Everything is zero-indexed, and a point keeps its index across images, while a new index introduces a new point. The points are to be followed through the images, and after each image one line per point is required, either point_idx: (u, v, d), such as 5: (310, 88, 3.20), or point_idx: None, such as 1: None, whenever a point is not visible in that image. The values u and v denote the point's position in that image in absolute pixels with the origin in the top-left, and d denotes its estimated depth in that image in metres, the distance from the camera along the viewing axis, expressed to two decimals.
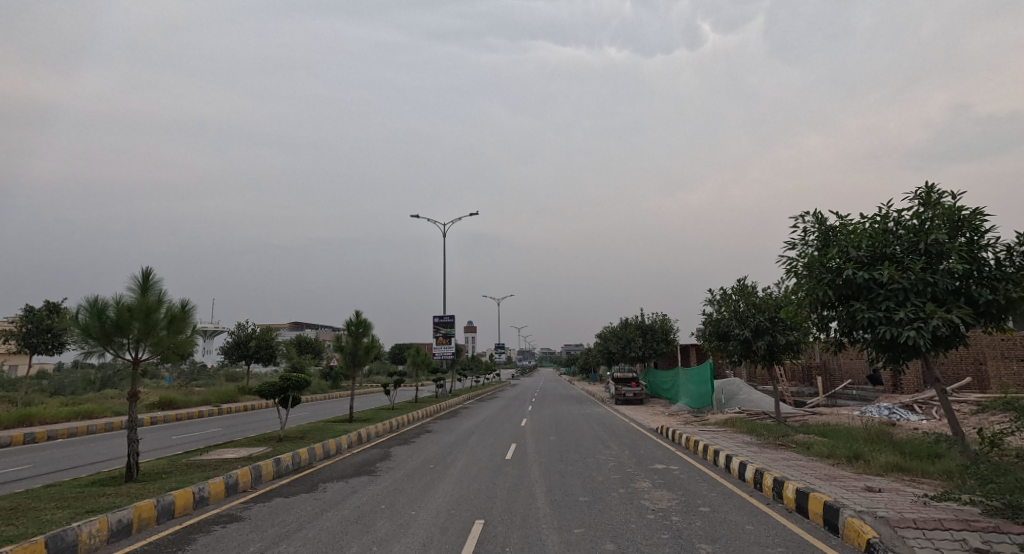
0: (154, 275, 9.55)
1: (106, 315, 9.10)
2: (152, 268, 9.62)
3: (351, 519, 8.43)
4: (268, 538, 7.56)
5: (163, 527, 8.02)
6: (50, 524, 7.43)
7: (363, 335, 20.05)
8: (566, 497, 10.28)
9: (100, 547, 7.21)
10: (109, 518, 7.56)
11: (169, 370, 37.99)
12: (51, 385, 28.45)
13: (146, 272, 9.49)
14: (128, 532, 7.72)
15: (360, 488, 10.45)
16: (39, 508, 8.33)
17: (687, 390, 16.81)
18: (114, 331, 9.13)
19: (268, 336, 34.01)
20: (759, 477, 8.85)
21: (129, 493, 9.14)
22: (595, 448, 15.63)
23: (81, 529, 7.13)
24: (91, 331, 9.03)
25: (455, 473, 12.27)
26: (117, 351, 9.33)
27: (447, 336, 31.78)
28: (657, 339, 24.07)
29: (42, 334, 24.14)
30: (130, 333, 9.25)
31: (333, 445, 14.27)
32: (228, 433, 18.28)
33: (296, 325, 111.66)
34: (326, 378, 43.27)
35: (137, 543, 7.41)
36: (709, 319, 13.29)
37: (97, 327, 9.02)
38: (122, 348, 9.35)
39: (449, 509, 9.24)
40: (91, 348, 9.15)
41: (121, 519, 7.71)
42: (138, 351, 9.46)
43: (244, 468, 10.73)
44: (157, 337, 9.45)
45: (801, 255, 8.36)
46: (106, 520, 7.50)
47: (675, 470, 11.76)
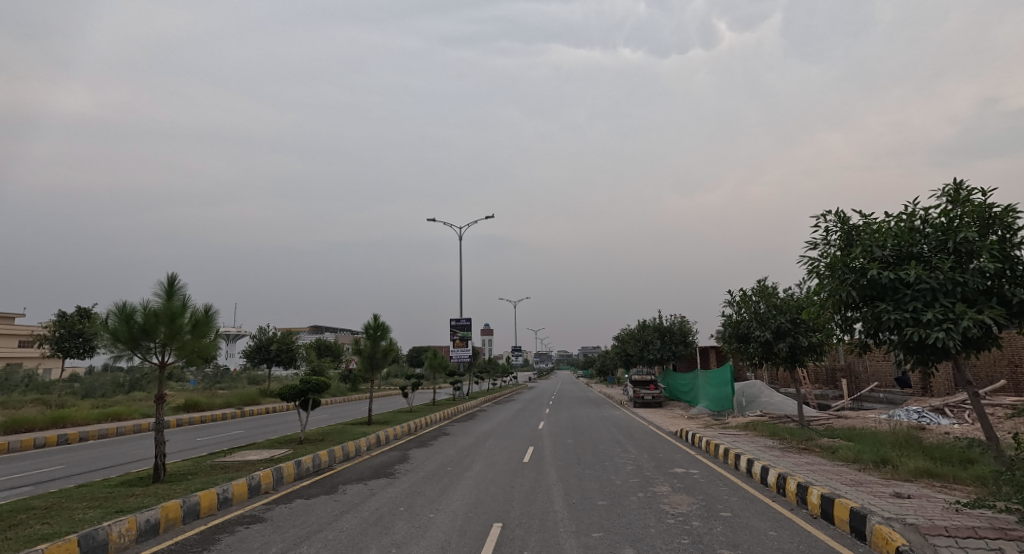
0: (179, 280, 9.67)
1: (134, 319, 9.24)
2: (177, 273, 9.75)
3: (371, 521, 8.44)
4: (290, 538, 7.61)
5: (189, 527, 8.11)
6: (82, 522, 7.57)
7: (381, 338, 20.15)
8: (584, 501, 10.20)
9: (129, 547, 7.29)
10: (137, 518, 7.65)
11: (194, 373, 38.58)
12: (81, 387, 29.08)
13: (171, 277, 9.63)
14: (155, 532, 7.81)
15: (379, 491, 10.46)
16: (72, 507, 8.49)
17: (707, 393, 16.54)
18: (141, 335, 9.27)
19: (289, 339, 34.37)
20: (782, 481, 8.69)
21: (157, 493, 9.27)
22: (613, 451, 15.50)
23: (111, 528, 7.22)
24: (120, 336, 9.18)
25: (473, 476, 12.25)
26: (144, 355, 9.47)
27: (464, 338, 31.80)
28: (676, 341, 23.81)
29: (73, 339, 24.63)
30: (157, 337, 9.39)
31: (352, 448, 14.33)
32: (250, 435, 18.56)
33: (316, 327, 112.80)
34: (344, 381, 43.57)
35: (164, 543, 7.48)
36: (728, 321, 13.07)
37: (125, 331, 9.16)
38: (149, 352, 9.49)
39: (467, 512, 9.20)
40: (119, 351, 9.29)
41: (149, 518, 7.80)
42: (165, 355, 9.59)
43: (266, 470, 10.81)
44: (182, 341, 9.55)
45: (824, 255, 8.19)
46: (135, 520, 7.59)
47: (695, 474, 11.61)
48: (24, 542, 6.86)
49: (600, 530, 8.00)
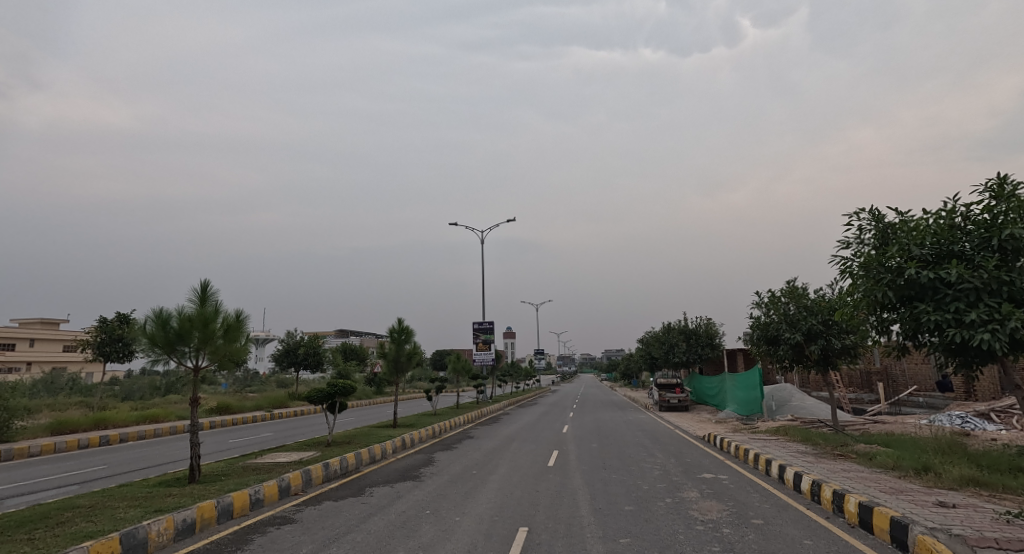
0: (212, 286, 9.80)
1: (170, 324, 9.40)
2: (210, 279, 9.87)
3: (398, 524, 8.41)
4: (319, 540, 7.61)
5: (223, 527, 8.19)
6: (123, 521, 7.70)
7: (405, 341, 20.21)
8: (611, 506, 10.05)
9: (167, 546, 7.39)
10: (175, 517, 7.75)
11: (226, 377, 39.30)
12: (120, 390, 29.79)
13: (204, 283, 9.76)
14: (192, 531, 7.91)
15: (405, 494, 10.44)
16: (113, 507, 8.64)
17: (735, 396, 16.24)
18: (176, 340, 9.41)
19: (316, 343, 34.77)
20: (816, 488, 8.42)
21: (192, 493, 9.39)
22: (639, 456, 15.28)
23: (150, 527, 7.33)
24: (157, 340, 9.33)
25: (498, 479, 12.16)
26: (179, 359, 9.61)
27: (487, 341, 31.76)
28: (702, 344, 23.47)
29: (113, 343, 25.25)
30: (191, 342, 9.52)
31: (379, 450, 14.38)
32: (280, 437, 18.74)
33: (340, 332, 114.15)
34: (369, 384, 43.91)
35: (200, 542, 7.56)
36: (756, 323, 12.77)
37: (162, 336, 9.30)
38: (184, 357, 9.63)
39: (492, 516, 9.11)
40: (156, 356, 9.45)
41: (185, 518, 7.89)
42: (199, 359, 9.73)
43: (295, 472, 10.88)
44: (215, 346, 9.67)
45: (857, 255, 7.94)
46: (172, 519, 7.69)
47: (725, 479, 11.35)
48: (70, 540, 7.00)
49: (635, 536, 7.82)
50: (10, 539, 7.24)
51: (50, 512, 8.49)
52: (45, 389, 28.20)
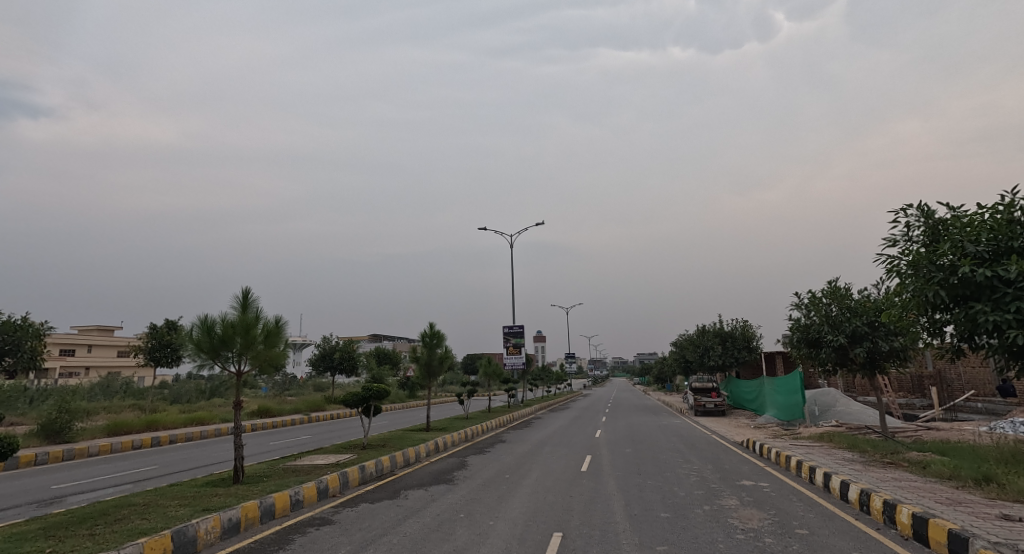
0: (253, 293, 9.95)
1: (215, 330, 9.59)
2: (251, 286, 10.03)
3: (433, 527, 8.37)
4: (357, 541, 7.61)
5: (267, 527, 8.30)
6: (174, 519, 7.86)
7: (437, 346, 20.26)
8: (646, 513, 9.81)
9: (215, 543, 7.53)
10: (222, 516, 7.90)
11: (266, 381, 40.23)
12: (168, 393, 30.77)
13: (245, 290, 9.91)
14: (237, 530, 8.03)
15: (439, 497, 10.39)
16: (165, 504, 8.84)
17: (774, 401, 15.73)
18: (220, 345, 9.58)
19: (351, 347, 35.20)
20: (865, 498, 8.05)
21: (237, 493, 9.53)
22: (675, 461, 14.93)
23: (199, 526, 7.50)
24: (202, 346, 9.53)
25: (531, 484, 12.03)
26: (223, 365, 9.79)
27: (518, 345, 31.64)
28: (738, 347, 22.88)
29: (162, 349, 26.03)
30: (234, 347, 9.69)
31: (413, 454, 14.42)
32: (319, 439, 18.98)
33: (374, 336, 115.67)
34: (403, 388, 44.26)
35: (244, 541, 7.66)
36: (796, 325, 12.35)
37: (207, 341, 9.50)
38: (227, 362, 9.80)
39: (526, 521, 8.99)
40: (201, 361, 9.66)
41: (231, 517, 8.03)
42: (241, 364, 9.89)
43: (333, 474, 10.96)
44: (255, 351, 9.82)
45: (905, 253, 7.58)
46: (219, 518, 7.83)
47: (765, 487, 10.99)
48: (126, 536, 7.18)
49: (684, 543, 7.58)
50: (72, 534, 7.46)
51: (107, 509, 8.72)
52: (100, 392, 29.33)
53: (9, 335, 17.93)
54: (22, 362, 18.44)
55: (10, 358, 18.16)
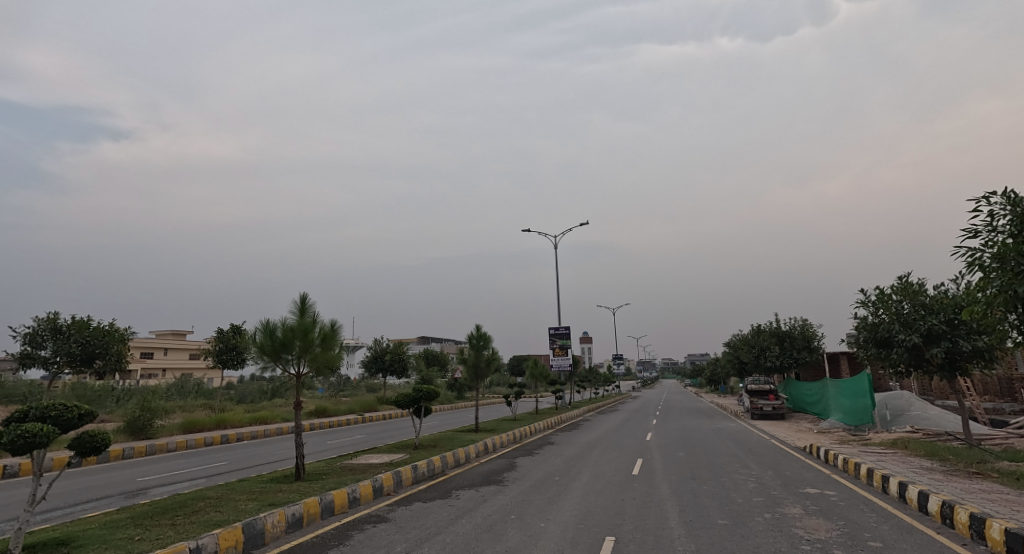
0: (309, 298, 10.10)
1: (276, 333, 9.80)
2: (307, 292, 10.18)
3: (484, 527, 8.24)
4: (412, 539, 7.58)
5: (328, 523, 8.39)
6: (244, 512, 8.05)
7: (484, 347, 20.24)
8: (703, 519, 9.42)
9: (281, 537, 7.68)
10: (286, 511, 8.06)
11: (323, 382, 41.34)
12: (235, 393, 32.02)
13: (302, 295, 10.08)
14: (300, 525, 8.17)
15: (490, 498, 10.27)
16: (235, 498, 9.07)
17: (839, 404, 14.88)
18: (281, 348, 9.78)
19: (401, 349, 35.69)
20: (949, 510, 7.44)
21: (299, 489, 9.69)
22: (733, 467, 14.34)
23: (266, 519, 7.67)
24: (265, 349, 9.75)
25: (581, 487, 11.78)
26: (284, 367, 9.97)
27: (564, 347, 31.32)
28: (797, 347, 21.85)
29: (229, 352, 27.02)
30: (294, 350, 9.86)
31: (463, 454, 14.40)
32: (374, 439, 19.21)
33: (422, 338, 117.44)
34: (451, 389, 44.63)
35: (308, 535, 7.77)
36: (863, 324, 11.66)
37: (270, 345, 9.71)
38: (288, 364, 9.99)
39: (578, 524, 8.75)
40: (264, 364, 9.87)
41: (295, 512, 8.18)
42: (300, 367, 10.05)
43: (387, 473, 11.02)
44: (313, 354, 9.96)
45: (988, 244, 6.98)
46: (283, 512, 7.99)
47: (832, 495, 10.37)
48: (202, 527, 7.39)
49: (762, 552, 7.19)
50: (156, 523, 7.73)
51: (184, 501, 9.02)
52: (176, 392, 30.86)
53: (99, 339, 18.95)
54: (110, 364, 19.49)
55: (99, 361, 19.22)
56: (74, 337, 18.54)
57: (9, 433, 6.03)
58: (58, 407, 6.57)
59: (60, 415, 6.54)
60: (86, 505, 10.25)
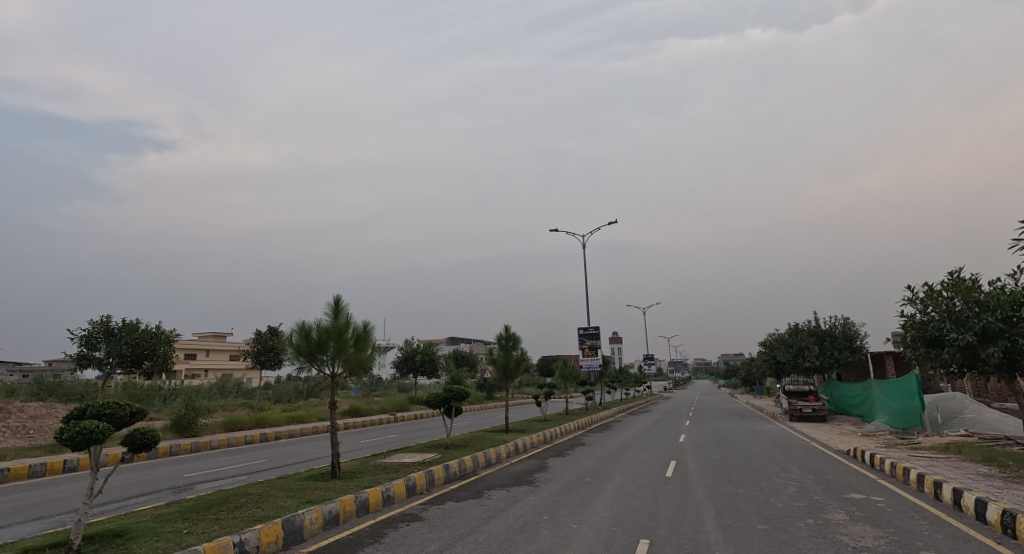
0: (343, 300, 10.14)
1: (311, 334, 9.85)
2: (341, 293, 10.22)
3: (517, 528, 8.10)
4: (445, 538, 7.49)
5: (363, 521, 8.38)
6: (283, 508, 8.10)
7: (513, 348, 20.11)
8: (741, 524, 9.11)
9: (319, 533, 7.69)
10: (323, 508, 8.08)
11: (356, 383, 41.82)
12: (273, 393, 32.64)
13: (336, 297, 10.12)
14: (337, 522, 8.16)
15: (522, 499, 10.12)
16: (275, 495, 9.15)
17: (885, 406, 14.29)
18: (317, 349, 9.83)
19: (431, 350, 35.83)
20: (1010, 520, 7.02)
21: (335, 487, 9.74)
22: (772, 470, 13.90)
23: (304, 516, 7.68)
24: (301, 350, 9.81)
25: (613, 488, 11.54)
26: (319, 368, 10.02)
27: (594, 347, 30.96)
28: (839, 347, 21.09)
29: (267, 353, 27.49)
30: (328, 351, 9.89)
31: (494, 454, 14.31)
32: (406, 439, 19.29)
33: (451, 339, 118.08)
34: (481, 389, 44.69)
35: (344, 532, 7.77)
36: (911, 322, 11.15)
37: (305, 346, 9.78)
38: (323, 365, 10.02)
39: (611, 526, 8.55)
40: (300, 364, 9.92)
41: (332, 509, 8.18)
42: (335, 367, 10.09)
43: (419, 472, 10.98)
44: (347, 355, 9.98)
45: None
46: (320, 509, 8.01)
47: (880, 502, 9.91)
48: (245, 522, 7.45)
49: None
50: (201, 517, 7.83)
51: (228, 497, 9.14)
52: (217, 392, 31.66)
53: (147, 342, 19.44)
54: (158, 365, 20.02)
55: (148, 362, 19.75)
56: (124, 339, 19.10)
57: (68, 429, 6.19)
58: (112, 406, 6.69)
59: (114, 414, 6.65)
60: (137, 498, 10.50)
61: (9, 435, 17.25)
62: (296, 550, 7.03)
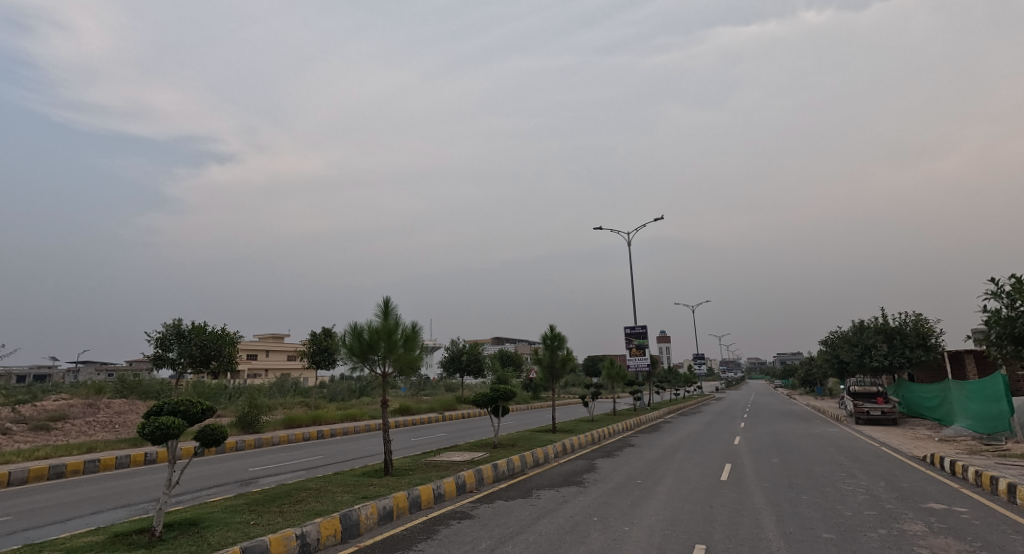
0: (392, 302, 10.12)
1: (363, 335, 9.87)
2: (389, 295, 10.21)
3: (567, 528, 7.84)
4: (496, 537, 7.31)
5: (416, 517, 8.30)
6: (340, 503, 8.12)
7: (558, 347, 19.82)
8: (806, 532, 8.56)
9: (375, 529, 7.65)
10: (378, 503, 8.03)
11: (405, 382, 42.40)
12: (328, 391, 33.43)
13: (385, 299, 10.10)
14: (391, 518, 8.11)
15: (571, 499, 9.85)
16: (333, 490, 9.18)
17: (967, 409, 13.30)
18: (369, 349, 9.84)
19: (477, 350, 35.90)
20: None
21: (389, 484, 9.71)
22: (838, 475, 13.12)
23: (360, 511, 7.65)
24: (353, 350, 9.84)
25: (666, 491, 11.10)
26: (371, 367, 10.03)
27: (641, 346, 30.28)
28: (910, 345, 19.84)
29: (321, 353, 28.11)
30: (379, 351, 9.89)
31: (542, 453, 14.07)
32: (453, 438, 19.27)
33: (497, 339, 118.52)
34: (527, 389, 44.50)
35: (398, 528, 7.70)
36: (996, 318, 10.28)
37: (358, 346, 9.80)
38: (374, 365, 10.03)
39: (665, 529, 8.18)
40: (352, 364, 9.95)
41: (385, 505, 8.13)
42: (385, 367, 10.08)
43: (468, 470, 10.85)
44: (397, 355, 9.96)
45: None
46: (375, 505, 7.97)
47: (964, 513, 9.14)
48: (305, 515, 7.48)
49: None
50: (265, 509, 7.92)
51: (289, 491, 9.23)
52: (277, 390, 32.68)
53: (214, 343, 20.12)
54: (223, 365, 20.74)
55: (215, 362, 20.47)
56: (194, 340, 19.81)
57: (148, 424, 6.35)
58: (186, 402, 6.80)
59: (188, 410, 6.75)
60: (206, 490, 10.77)
61: (97, 428, 18.25)
62: (355, 544, 7.00)
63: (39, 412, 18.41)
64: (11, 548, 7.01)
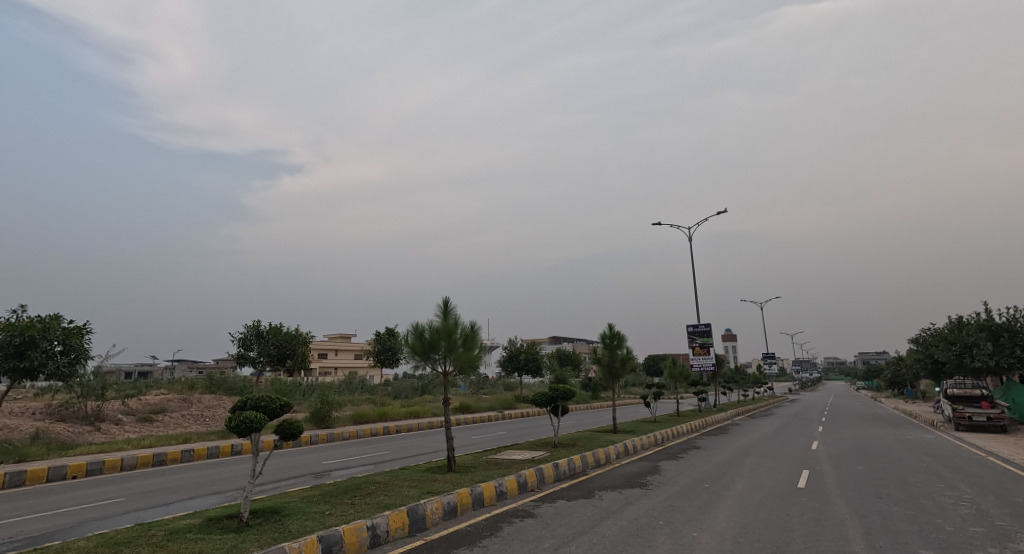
0: (451, 302, 9.94)
1: (425, 335, 9.75)
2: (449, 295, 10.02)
3: (632, 531, 7.40)
4: (559, 536, 6.95)
5: (479, 514, 8.07)
6: (407, 497, 8.00)
7: (619, 346, 19.21)
8: (902, 546, 7.72)
9: (441, 524, 7.47)
10: (443, 498, 7.86)
11: (466, 381, 42.72)
12: (392, 389, 34.03)
13: (445, 299, 9.93)
14: (455, 514, 7.91)
15: (636, 501, 9.36)
16: (400, 484, 9.10)
17: None
18: (430, 349, 9.71)
19: (534, 349, 35.53)
20: None
21: (451, 480, 9.55)
22: (935, 486, 11.94)
23: (426, 505, 7.49)
24: (416, 349, 9.74)
25: (737, 496, 10.41)
26: (433, 366, 9.90)
27: (705, 345, 29.08)
28: (1020, 344, 17.91)
29: (386, 352, 28.60)
30: (440, 350, 9.74)
31: (604, 454, 13.59)
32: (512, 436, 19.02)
33: (557, 338, 117.63)
34: (588, 389, 43.77)
35: (463, 524, 7.49)
36: None
37: (419, 345, 9.70)
38: (436, 364, 9.89)
39: (738, 537, 7.58)
40: (415, 363, 9.86)
41: (450, 500, 7.95)
42: (446, 367, 9.91)
43: (530, 469, 10.55)
44: (456, 354, 9.77)
45: None
46: (440, 500, 7.79)
47: None
48: (374, 508, 7.39)
49: None
50: (339, 501, 7.91)
51: (359, 484, 9.23)
52: (345, 387, 33.65)
53: (290, 343, 20.77)
54: (298, 364, 21.40)
55: (290, 361, 21.14)
56: (271, 340, 20.52)
57: (234, 417, 6.42)
58: (267, 398, 6.83)
59: (268, 405, 6.78)
60: (285, 481, 11.00)
61: (192, 421, 19.22)
62: (422, 537, 6.84)
63: (142, 406, 19.52)
64: (118, 527, 7.28)
